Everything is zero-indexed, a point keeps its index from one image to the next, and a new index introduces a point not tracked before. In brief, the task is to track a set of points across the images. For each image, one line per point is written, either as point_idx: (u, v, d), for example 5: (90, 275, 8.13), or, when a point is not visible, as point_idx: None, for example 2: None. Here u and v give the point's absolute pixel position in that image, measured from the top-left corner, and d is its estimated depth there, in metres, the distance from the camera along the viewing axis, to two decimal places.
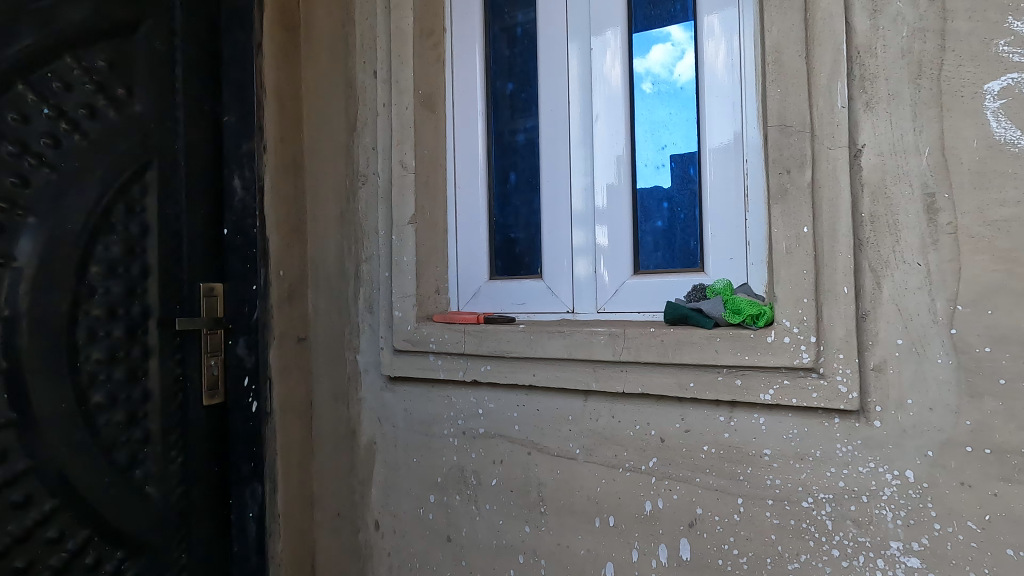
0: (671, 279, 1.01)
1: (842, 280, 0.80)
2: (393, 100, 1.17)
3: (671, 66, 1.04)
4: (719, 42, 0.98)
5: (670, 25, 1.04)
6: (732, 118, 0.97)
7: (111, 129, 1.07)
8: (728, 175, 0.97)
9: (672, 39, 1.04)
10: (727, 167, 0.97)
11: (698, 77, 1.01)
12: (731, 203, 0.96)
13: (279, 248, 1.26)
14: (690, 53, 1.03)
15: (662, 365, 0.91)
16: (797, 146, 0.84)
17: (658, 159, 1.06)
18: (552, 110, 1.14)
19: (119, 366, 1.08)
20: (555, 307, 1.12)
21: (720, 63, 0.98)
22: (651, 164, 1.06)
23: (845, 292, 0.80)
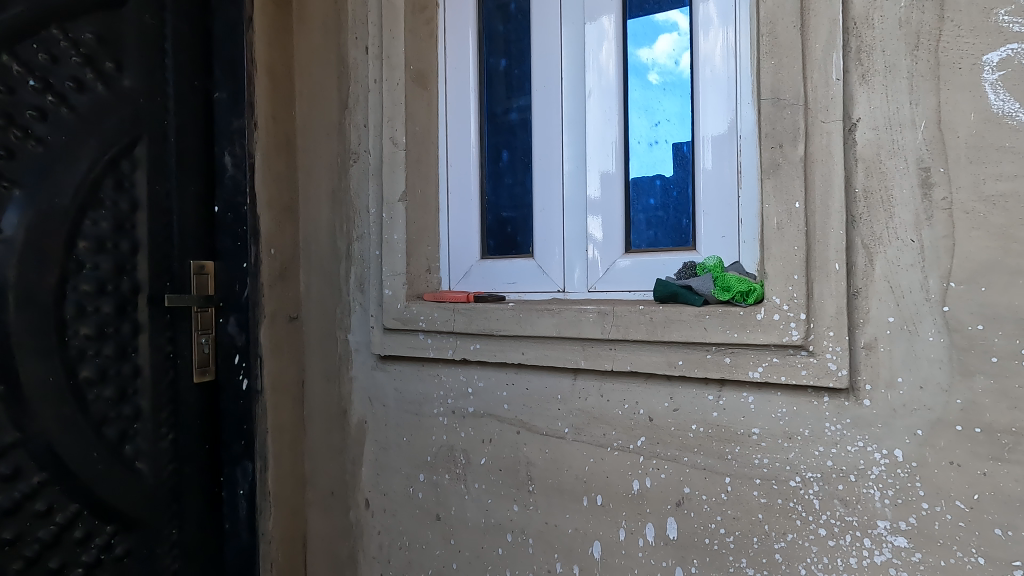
0: (662, 258, 1.00)
1: (833, 256, 0.79)
2: (384, 76, 1.16)
3: (677, 57, 1.01)
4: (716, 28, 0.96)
5: (676, 14, 1.01)
6: (727, 98, 0.95)
7: (99, 103, 1.06)
8: (719, 152, 0.96)
9: (678, 28, 1.01)
10: (719, 142, 0.95)
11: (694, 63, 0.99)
12: (722, 179, 0.95)
13: (270, 226, 1.25)
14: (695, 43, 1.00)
15: (651, 343, 0.90)
16: (790, 120, 0.83)
17: (652, 135, 1.04)
18: (546, 87, 1.13)
19: (109, 342, 1.07)
20: (546, 287, 1.11)
21: (716, 47, 0.96)
22: (645, 141, 1.05)
23: (836, 269, 0.79)
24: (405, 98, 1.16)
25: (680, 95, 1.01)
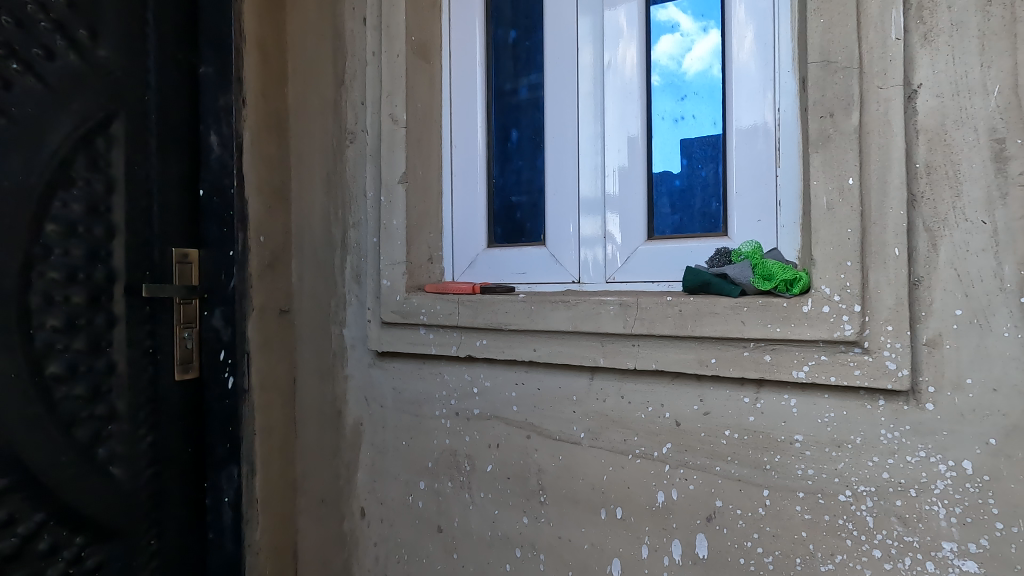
0: (689, 245, 0.90)
1: (892, 240, 0.69)
2: (383, 47, 1.07)
3: (679, 58, 0.93)
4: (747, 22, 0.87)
5: (675, 14, 0.94)
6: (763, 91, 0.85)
7: (70, 74, 0.96)
8: (756, 126, 0.86)
9: (680, 29, 0.93)
10: (756, 116, 0.86)
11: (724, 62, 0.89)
12: (760, 156, 0.85)
13: (260, 211, 1.15)
14: (700, 43, 0.92)
15: (679, 339, 0.80)
16: (842, 85, 0.73)
17: (678, 110, 0.94)
18: (559, 60, 1.03)
19: (80, 335, 0.98)
20: (560, 277, 1.01)
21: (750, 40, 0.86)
22: (668, 116, 0.95)
23: (896, 255, 0.69)
24: (406, 72, 1.06)
25: (713, 65, 0.90)
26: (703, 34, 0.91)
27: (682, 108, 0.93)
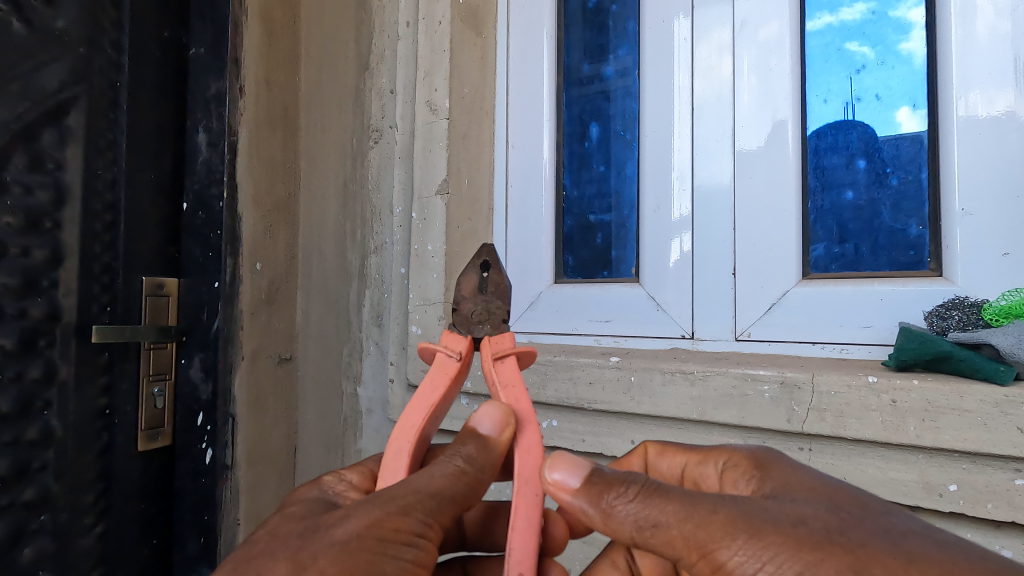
0: (879, 289, 0.58)
1: None
2: (420, 13, 0.79)
3: (855, 68, 0.62)
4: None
5: (816, 24, 0.64)
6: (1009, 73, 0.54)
7: (16, 48, 0.70)
8: (988, 76, 0.55)
9: (832, 24, 0.64)
10: (990, 74, 0.55)
11: (932, 65, 0.58)
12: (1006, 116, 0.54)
13: (256, 231, 0.88)
14: (886, 41, 0.61)
15: (889, 448, 0.49)
16: None
17: (864, 50, 0.62)
18: (667, 22, 0.71)
19: (3, 395, 0.69)
20: (662, 331, 0.69)
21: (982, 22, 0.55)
22: (855, 66, 0.62)
23: None
24: (451, 43, 0.78)
25: (914, 66, 0.59)
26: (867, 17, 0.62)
27: (877, 69, 0.61)
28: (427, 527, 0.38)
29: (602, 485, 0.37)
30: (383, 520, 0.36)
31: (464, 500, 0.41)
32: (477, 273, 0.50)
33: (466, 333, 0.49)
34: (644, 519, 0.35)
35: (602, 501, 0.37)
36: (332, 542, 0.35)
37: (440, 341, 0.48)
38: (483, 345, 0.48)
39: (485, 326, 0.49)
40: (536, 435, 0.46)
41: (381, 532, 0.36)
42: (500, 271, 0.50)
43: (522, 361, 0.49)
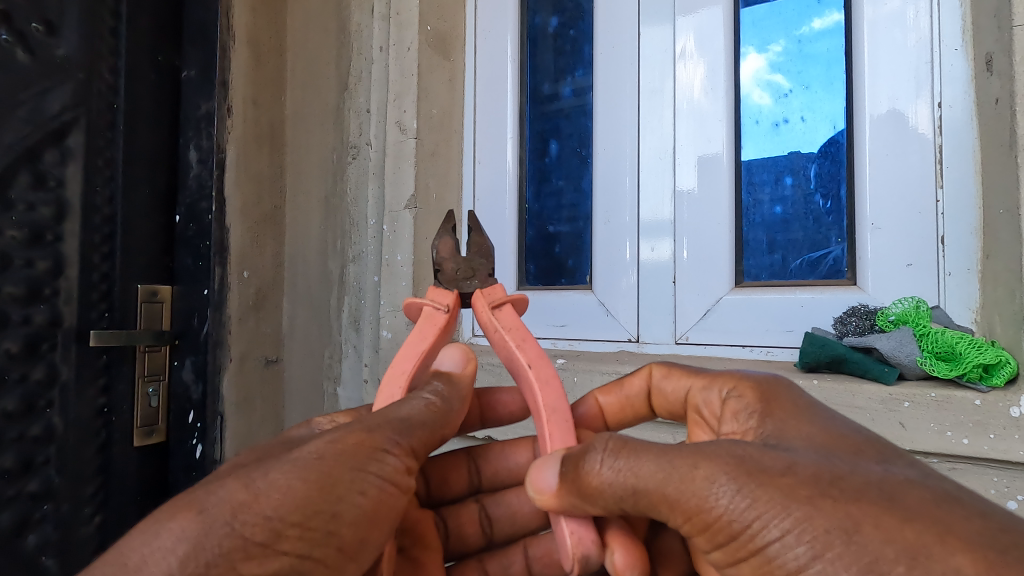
0: (800, 297, 0.63)
1: None
2: (391, 40, 0.86)
3: (779, 93, 0.68)
4: (890, 22, 0.60)
5: (747, 51, 0.70)
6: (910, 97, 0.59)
7: (19, 76, 0.77)
8: (894, 101, 0.60)
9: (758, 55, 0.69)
10: (892, 95, 0.60)
11: (846, 91, 0.64)
12: (907, 136, 0.59)
13: (244, 242, 0.95)
14: (807, 70, 0.67)
15: None
16: None
17: (781, 80, 0.68)
18: (615, 48, 0.77)
19: (9, 394, 0.76)
20: (611, 335, 0.75)
21: (887, 49, 0.60)
22: (780, 92, 0.68)
23: None
24: (419, 68, 0.84)
25: (830, 91, 0.65)
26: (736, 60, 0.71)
27: (800, 94, 0.67)
28: (398, 445, 0.40)
29: (575, 461, 0.40)
30: (348, 435, 0.38)
31: (436, 423, 0.43)
32: (452, 237, 0.53)
33: (452, 289, 0.51)
34: (624, 476, 0.37)
35: (578, 476, 0.40)
36: (290, 461, 0.36)
37: (425, 295, 0.50)
38: (475, 297, 0.50)
39: (473, 282, 0.52)
40: (550, 367, 0.47)
41: (344, 448, 0.37)
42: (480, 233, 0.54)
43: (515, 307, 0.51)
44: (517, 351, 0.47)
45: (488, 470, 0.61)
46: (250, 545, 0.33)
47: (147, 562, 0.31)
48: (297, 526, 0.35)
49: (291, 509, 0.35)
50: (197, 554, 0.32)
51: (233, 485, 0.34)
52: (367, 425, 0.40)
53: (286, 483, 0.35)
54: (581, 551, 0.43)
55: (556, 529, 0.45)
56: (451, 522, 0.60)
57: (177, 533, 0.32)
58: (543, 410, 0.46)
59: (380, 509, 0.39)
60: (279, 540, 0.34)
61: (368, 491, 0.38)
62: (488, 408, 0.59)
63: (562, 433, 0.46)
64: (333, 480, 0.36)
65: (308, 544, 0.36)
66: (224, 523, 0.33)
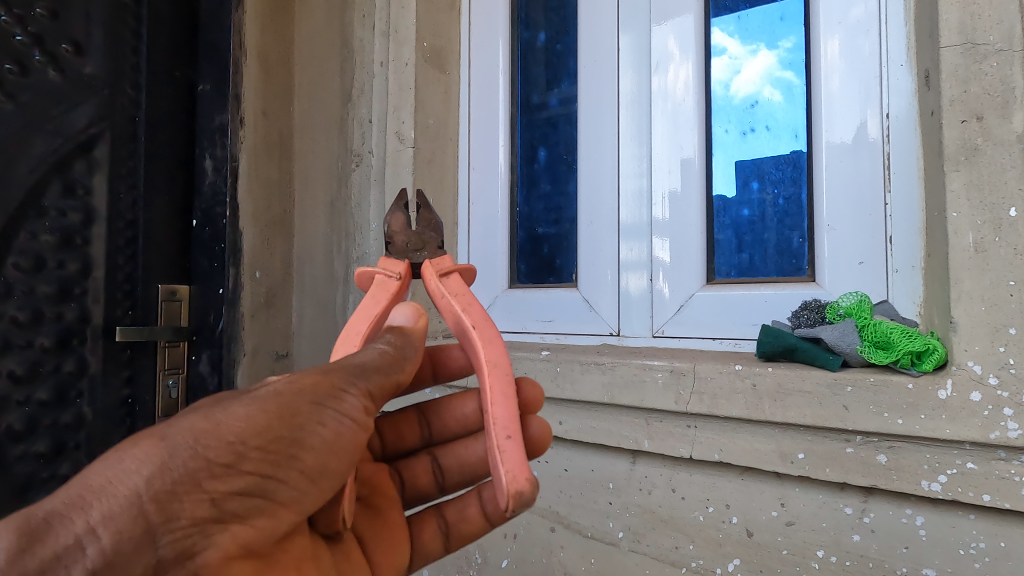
0: (764, 293, 0.69)
1: (1019, 317, 0.48)
2: (390, 55, 0.92)
3: (748, 101, 0.73)
4: (844, 39, 0.66)
5: (716, 65, 0.76)
6: (859, 108, 0.65)
7: (50, 95, 0.84)
8: (846, 112, 0.65)
9: (724, 67, 0.75)
10: (846, 107, 0.65)
11: (807, 101, 0.69)
12: (859, 144, 0.64)
13: (256, 243, 1.01)
14: (768, 82, 0.72)
15: (753, 423, 0.60)
16: (1003, 75, 0.49)
17: (749, 91, 0.73)
18: (597, 61, 0.83)
19: (43, 384, 0.84)
20: (594, 329, 0.81)
21: (836, 62, 0.66)
22: (748, 102, 0.73)
23: (1012, 335, 0.48)
24: (416, 82, 0.90)
25: (793, 101, 0.70)
26: (750, 56, 0.74)
27: (766, 104, 0.72)
28: (357, 386, 0.43)
29: None
30: (305, 375, 0.43)
31: (392, 369, 0.46)
32: (403, 214, 0.58)
33: (403, 259, 0.56)
34: None
35: None
36: (250, 396, 0.40)
37: (378, 265, 0.55)
38: (424, 267, 0.55)
39: (422, 253, 0.57)
40: (493, 327, 0.50)
41: (303, 384, 0.42)
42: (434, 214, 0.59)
43: (462, 278, 0.56)
44: (462, 312, 0.51)
45: (438, 424, 0.67)
46: (215, 465, 0.37)
47: (114, 483, 0.34)
48: (258, 450, 0.39)
49: (252, 434, 0.39)
50: (164, 473, 0.36)
51: (194, 416, 0.38)
52: (322, 368, 0.44)
53: (245, 413, 0.39)
54: (516, 488, 0.43)
55: (495, 475, 0.46)
56: (405, 473, 0.66)
57: (139, 458, 0.35)
58: (483, 364, 0.48)
59: (340, 441, 0.44)
60: (242, 463, 0.39)
61: (327, 423, 0.43)
62: (438, 364, 0.66)
63: (503, 389, 0.47)
64: (291, 409, 0.41)
65: (268, 467, 0.40)
66: (187, 448, 0.37)
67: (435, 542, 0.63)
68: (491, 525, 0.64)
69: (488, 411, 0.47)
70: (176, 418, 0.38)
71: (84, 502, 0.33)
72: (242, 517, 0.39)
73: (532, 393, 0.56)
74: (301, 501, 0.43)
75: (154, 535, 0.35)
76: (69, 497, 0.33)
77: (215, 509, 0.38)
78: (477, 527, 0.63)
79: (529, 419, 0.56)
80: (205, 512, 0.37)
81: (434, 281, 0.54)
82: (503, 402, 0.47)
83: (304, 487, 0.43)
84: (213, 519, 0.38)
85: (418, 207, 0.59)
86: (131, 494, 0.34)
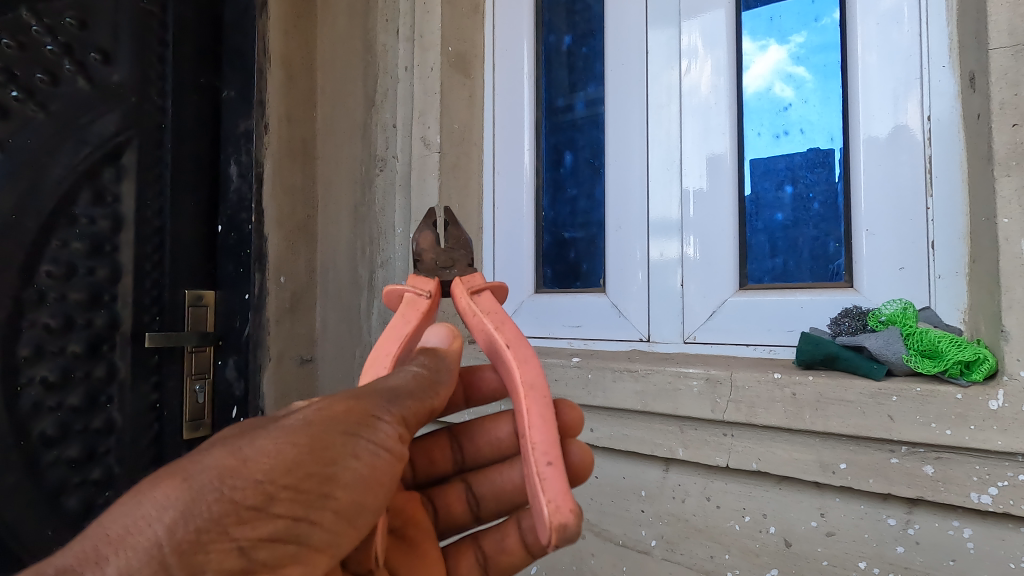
0: (799, 298, 0.68)
1: None
2: (415, 60, 0.93)
3: (780, 104, 0.72)
4: (881, 40, 0.65)
5: (748, 66, 0.75)
6: (898, 111, 0.63)
7: (80, 103, 0.85)
8: (885, 114, 0.64)
9: (757, 69, 0.74)
10: (884, 108, 0.64)
11: (843, 103, 0.68)
12: (899, 147, 0.63)
13: (281, 248, 1.01)
14: (799, 84, 0.71)
15: (793, 433, 0.59)
16: None
17: (782, 93, 0.72)
18: (624, 64, 0.82)
19: (75, 391, 0.85)
20: (624, 334, 0.80)
21: (875, 65, 0.65)
22: (781, 105, 0.72)
23: None
24: (441, 87, 0.91)
25: (828, 103, 0.69)
26: (761, 52, 0.74)
27: (799, 107, 0.71)
28: (391, 411, 0.43)
29: None
30: (337, 403, 0.41)
31: (427, 395, 0.46)
32: (431, 231, 0.57)
33: (432, 277, 0.55)
34: None
35: None
36: (279, 427, 0.39)
37: (407, 283, 0.54)
38: (454, 284, 0.53)
39: (453, 270, 0.56)
40: (529, 346, 0.48)
41: (334, 413, 0.41)
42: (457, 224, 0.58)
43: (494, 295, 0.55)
44: (495, 331, 0.49)
45: (470, 448, 0.67)
46: (243, 509, 0.36)
47: (135, 532, 0.33)
48: (288, 489, 0.38)
49: (282, 472, 0.38)
50: (188, 518, 0.34)
51: (220, 452, 0.36)
52: (355, 393, 0.43)
53: (274, 448, 0.38)
54: (560, 520, 0.41)
55: (535, 506, 0.43)
56: (439, 501, 0.65)
57: (161, 501, 0.34)
58: (520, 386, 0.46)
59: (374, 474, 0.42)
60: (272, 504, 0.37)
61: (362, 455, 0.41)
62: (470, 388, 0.65)
63: (540, 411, 0.45)
64: (322, 442, 0.39)
65: (299, 507, 0.38)
66: (213, 489, 0.35)
67: (472, 573, 0.63)
68: (532, 555, 0.63)
69: (527, 436, 0.44)
70: (199, 452, 0.37)
71: (99, 555, 0.32)
72: (272, 566, 0.37)
73: (572, 416, 0.55)
74: (335, 544, 0.41)
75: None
76: (83, 550, 0.32)
77: (244, 558, 0.36)
78: (516, 558, 0.62)
79: (568, 443, 0.54)
80: (233, 563, 0.36)
81: (464, 298, 0.52)
82: (541, 427, 0.45)
83: (339, 528, 0.41)
84: (241, 569, 0.36)
85: (446, 224, 0.59)
86: (151, 544, 0.33)
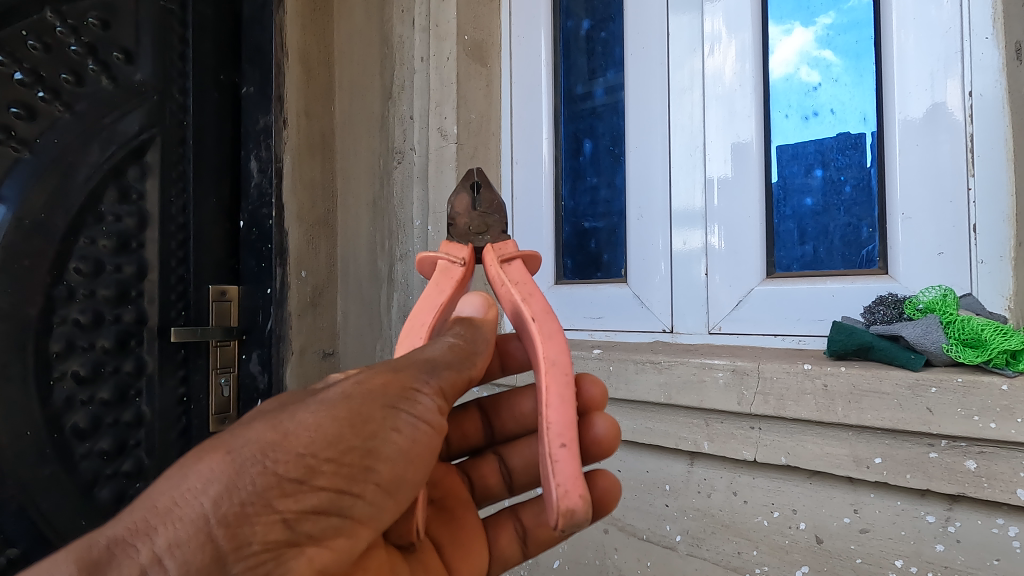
0: (830, 286, 0.65)
1: None
2: (432, 51, 0.92)
3: (809, 85, 0.69)
4: (917, 13, 0.61)
5: (774, 46, 0.72)
6: (937, 87, 0.60)
7: (103, 102, 0.86)
8: (922, 93, 0.61)
9: (786, 47, 0.71)
10: (921, 85, 0.61)
11: (877, 82, 0.65)
12: (936, 127, 0.60)
13: (301, 243, 1.01)
14: (825, 65, 0.68)
15: (824, 426, 0.57)
16: None
17: (808, 76, 0.69)
18: (645, 49, 0.80)
19: (106, 383, 0.87)
20: (647, 326, 0.79)
21: (911, 41, 0.62)
22: (809, 86, 0.69)
23: None
24: (458, 77, 0.90)
25: (858, 83, 0.66)
26: (784, 36, 0.71)
27: (829, 87, 0.68)
28: (429, 384, 0.42)
29: None
30: (376, 374, 0.40)
31: (464, 365, 0.44)
32: (468, 194, 0.56)
33: (466, 243, 0.54)
34: None
35: None
36: (318, 401, 0.38)
37: (440, 249, 0.53)
38: (487, 251, 0.52)
39: (485, 237, 0.55)
40: (555, 322, 0.46)
41: (374, 386, 0.40)
42: (490, 190, 0.56)
43: (525, 263, 0.53)
44: (522, 303, 0.48)
45: (501, 423, 0.66)
46: (286, 482, 0.35)
47: (179, 506, 0.33)
48: (331, 462, 0.37)
49: (323, 446, 0.37)
50: (231, 493, 0.34)
51: (262, 425, 0.36)
52: (392, 366, 0.42)
53: (315, 421, 0.37)
54: (568, 506, 0.40)
55: (545, 486, 0.42)
56: (473, 474, 0.65)
57: (205, 474, 0.34)
58: (541, 362, 0.44)
59: (414, 448, 0.42)
60: (315, 477, 0.37)
61: (402, 428, 0.40)
62: (505, 356, 0.65)
63: (559, 390, 0.43)
64: (363, 415, 0.39)
65: (342, 480, 0.38)
66: (255, 462, 0.35)
67: (512, 547, 0.62)
68: None
69: (543, 414, 0.43)
70: (241, 427, 0.37)
71: (147, 528, 0.32)
72: (316, 538, 0.37)
73: (594, 391, 0.56)
74: (377, 517, 0.41)
75: (225, 562, 0.33)
76: (131, 522, 0.32)
77: (289, 532, 0.36)
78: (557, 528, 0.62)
79: (594, 417, 0.55)
80: (278, 535, 0.35)
81: (497, 266, 0.51)
82: (558, 407, 0.43)
83: (381, 501, 0.41)
84: (287, 541, 0.36)
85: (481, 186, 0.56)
86: (198, 517, 0.33)
